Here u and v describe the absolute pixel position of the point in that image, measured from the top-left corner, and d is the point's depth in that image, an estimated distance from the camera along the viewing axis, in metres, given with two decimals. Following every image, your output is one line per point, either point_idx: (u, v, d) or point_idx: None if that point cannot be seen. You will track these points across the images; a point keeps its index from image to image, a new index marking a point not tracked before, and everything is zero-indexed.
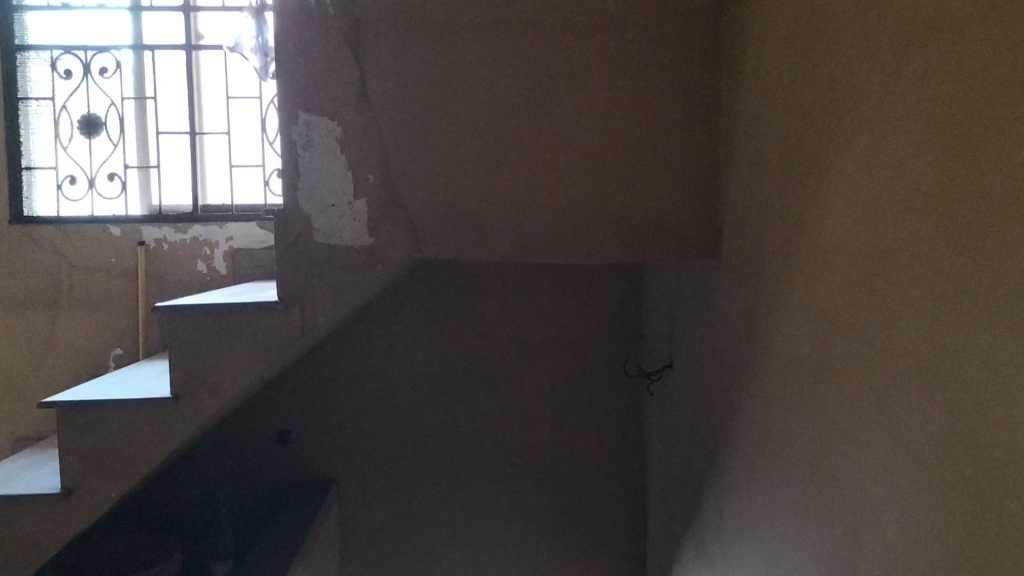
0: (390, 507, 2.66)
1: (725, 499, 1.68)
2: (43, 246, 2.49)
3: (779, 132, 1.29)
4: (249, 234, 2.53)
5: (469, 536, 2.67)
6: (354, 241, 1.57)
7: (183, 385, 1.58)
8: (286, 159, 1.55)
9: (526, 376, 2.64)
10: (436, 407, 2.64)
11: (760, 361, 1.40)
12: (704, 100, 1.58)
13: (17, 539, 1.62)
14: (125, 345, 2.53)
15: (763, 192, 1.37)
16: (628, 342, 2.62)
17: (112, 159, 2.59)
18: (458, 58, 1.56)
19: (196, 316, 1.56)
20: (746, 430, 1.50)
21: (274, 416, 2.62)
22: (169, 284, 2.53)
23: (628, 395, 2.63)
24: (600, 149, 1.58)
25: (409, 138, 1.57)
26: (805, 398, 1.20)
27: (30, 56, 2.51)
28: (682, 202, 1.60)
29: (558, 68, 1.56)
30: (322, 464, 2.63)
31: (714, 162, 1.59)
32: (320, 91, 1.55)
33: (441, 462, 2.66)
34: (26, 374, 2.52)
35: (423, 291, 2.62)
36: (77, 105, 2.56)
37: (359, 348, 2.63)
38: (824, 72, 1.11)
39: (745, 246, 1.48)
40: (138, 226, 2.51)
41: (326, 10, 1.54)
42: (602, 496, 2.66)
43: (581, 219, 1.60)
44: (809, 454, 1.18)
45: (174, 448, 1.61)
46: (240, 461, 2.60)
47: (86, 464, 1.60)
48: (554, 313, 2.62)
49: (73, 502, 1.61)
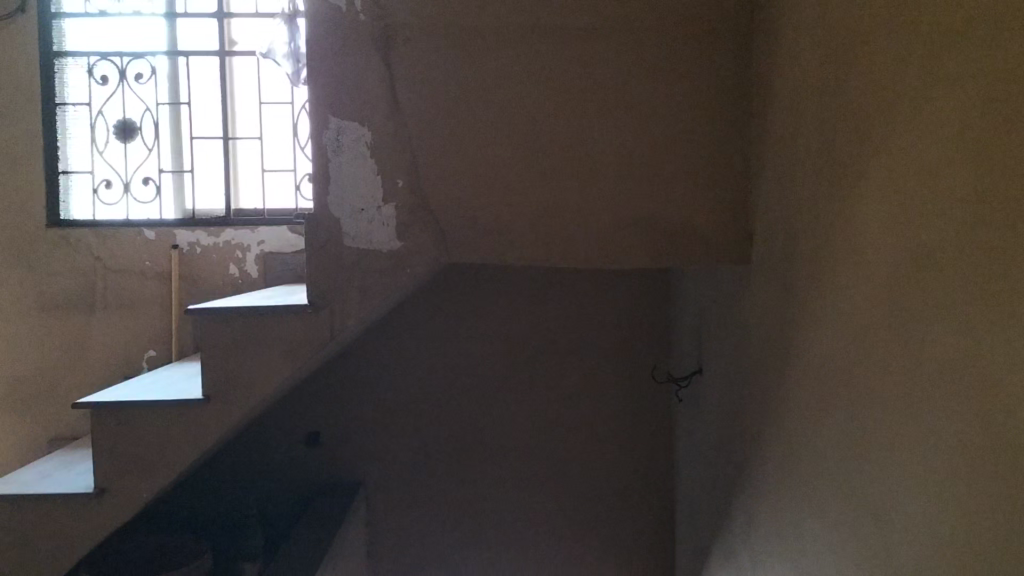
0: (417, 511, 2.66)
1: (754, 508, 1.66)
2: (80, 249, 2.54)
3: (810, 135, 1.28)
4: (280, 238, 2.56)
5: (496, 539, 2.67)
6: (383, 245, 1.58)
7: (215, 386, 1.60)
8: (316, 163, 1.56)
9: (554, 380, 2.64)
10: (465, 410, 2.65)
11: (790, 366, 1.39)
12: (735, 102, 1.56)
13: (51, 538, 1.65)
14: (159, 346, 2.57)
15: (793, 196, 1.36)
16: (656, 346, 2.62)
17: (147, 164, 2.62)
18: (488, 62, 1.56)
19: (227, 319, 1.57)
20: (776, 438, 1.49)
21: (303, 418, 2.64)
22: (202, 287, 2.56)
23: (657, 401, 2.62)
24: (629, 152, 1.57)
25: (438, 141, 1.58)
26: (835, 402, 1.18)
27: (68, 62, 2.57)
28: (711, 208, 1.59)
29: (585, 72, 1.56)
30: (350, 466, 2.65)
31: (744, 164, 1.58)
32: (350, 96, 1.56)
33: (468, 465, 2.66)
34: (62, 375, 2.56)
35: (451, 295, 2.63)
36: (112, 110, 2.60)
37: (387, 351, 2.64)
38: (855, 73, 1.10)
39: (775, 251, 1.47)
40: (172, 229, 2.55)
41: (357, 16, 1.56)
42: (630, 502, 2.64)
43: (608, 225, 1.59)
44: (838, 459, 1.17)
45: (205, 448, 1.63)
46: (269, 463, 2.63)
47: (120, 463, 1.63)
48: (583, 318, 2.62)
49: (106, 502, 1.63)
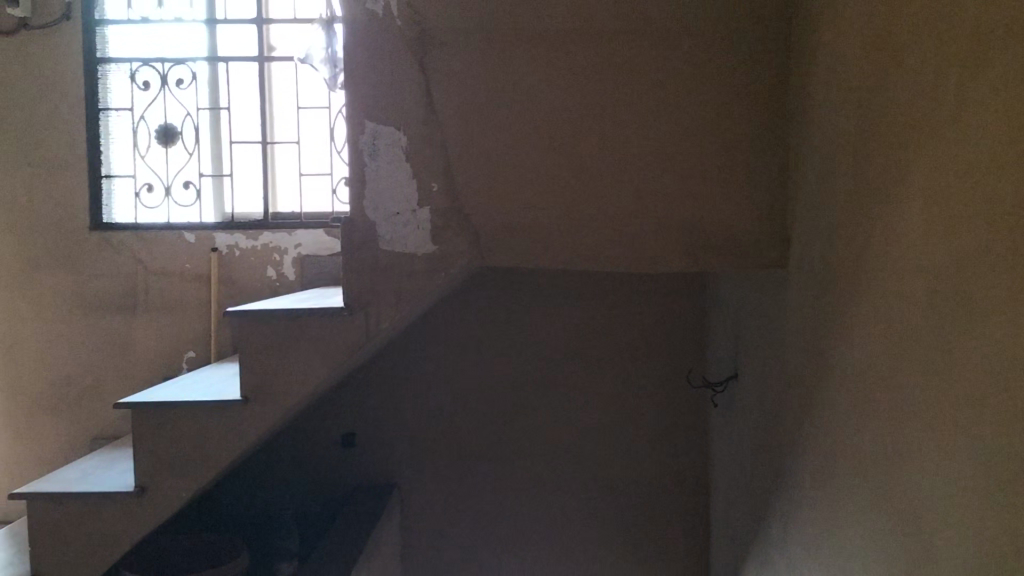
0: (451, 513, 2.67)
1: (790, 516, 1.64)
2: (122, 251, 2.59)
3: (849, 139, 1.25)
4: (317, 241, 2.58)
5: (529, 542, 2.66)
6: (417, 248, 1.59)
7: (252, 387, 1.62)
8: (353, 167, 1.58)
9: (588, 384, 2.63)
10: (499, 414, 2.65)
11: (827, 371, 1.37)
12: (773, 105, 1.54)
13: (93, 536, 1.67)
14: (198, 347, 2.61)
15: (830, 201, 1.34)
16: (692, 351, 2.60)
17: (188, 168, 2.66)
18: (523, 66, 1.56)
19: (263, 321, 1.59)
20: (812, 444, 1.47)
21: (339, 420, 2.66)
22: (240, 289, 2.60)
23: (691, 407, 2.60)
24: (664, 157, 1.56)
25: (473, 145, 1.58)
26: (874, 407, 1.16)
27: (111, 68, 2.62)
28: (747, 213, 1.57)
29: (619, 76, 1.55)
30: (384, 467, 2.66)
31: (783, 169, 1.56)
32: (386, 100, 1.57)
33: (501, 468, 2.66)
34: (105, 374, 2.62)
35: (486, 298, 2.63)
36: (154, 115, 2.65)
37: (422, 354, 2.65)
38: (895, 75, 1.08)
39: (813, 257, 1.45)
40: (211, 232, 2.58)
41: (393, 21, 1.56)
42: (665, 507, 2.63)
43: (642, 229, 1.58)
44: (876, 463, 1.15)
45: (242, 448, 1.65)
46: (305, 463, 2.66)
47: (160, 462, 1.65)
48: (618, 323, 2.61)
49: (146, 501, 1.66)
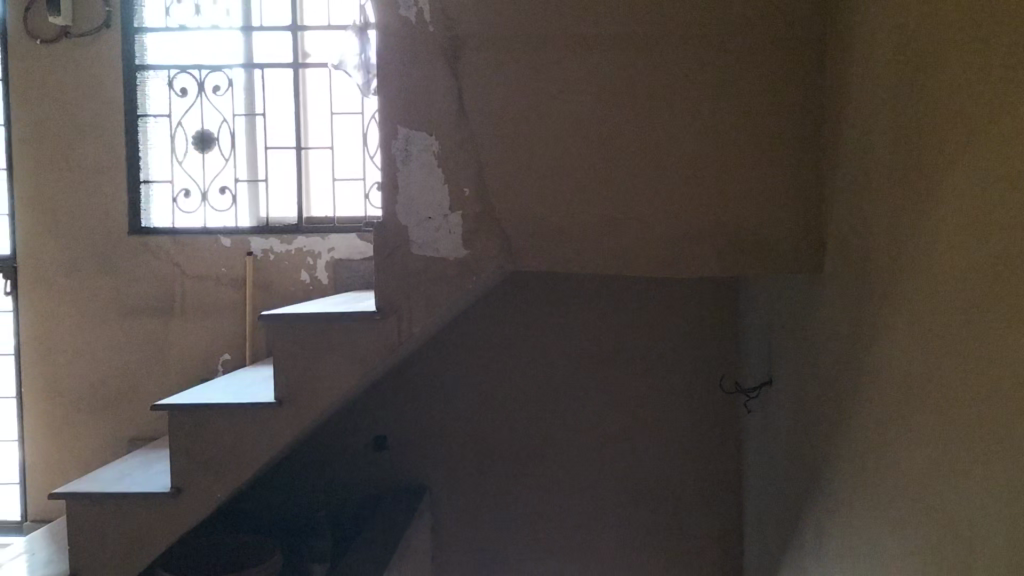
0: (482, 517, 2.67)
1: (823, 523, 1.63)
2: (160, 255, 2.64)
3: (885, 142, 1.24)
4: (350, 245, 2.60)
5: (560, 547, 2.66)
6: (450, 253, 1.59)
7: (286, 390, 1.63)
8: (385, 172, 1.59)
9: (620, 388, 2.62)
10: (530, 418, 2.65)
11: (862, 377, 1.35)
12: (807, 109, 1.53)
13: (129, 536, 1.70)
14: (233, 350, 2.64)
15: (864, 205, 1.33)
16: (724, 356, 2.58)
17: (224, 174, 2.69)
18: (554, 71, 1.57)
19: (297, 325, 1.61)
20: (846, 452, 1.45)
21: (370, 423, 2.67)
22: (274, 293, 2.63)
23: (724, 413, 2.58)
24: (698, 161, 1.56)
25: (503, 149, 1.59)
26: (909, 413, 1.15)
27: (149, 75, 2.67)
28: (782, 217, 1.56)
29: (651, 79, 1.55)
30: (416, 471, 2.67)
31: (817, 173, 1.55)
32: (418, 106, 1.58)
33: (532, 472, 2.65)
34: (142, 376, 2.66)
35: (517, 302, 2.63)
36: (191, 122, 2.69)
37: (454, 358, 2.66)
38: (931, 76, 1.07)
39: (847, 262, 1.43)
40: (247, 236, 2.62)
41: (426, 27, 1.58)
42: (697, 512, 2.61)
43: (676, 233, 1.58)
44: (911, 471, 1.13)
45: (276, 450, 1.67)
46: (338, 465, 2.68)
47: (195, 463, 1.68)
48: (650, 328, 2.60)
49: (182, 502, 1.68)
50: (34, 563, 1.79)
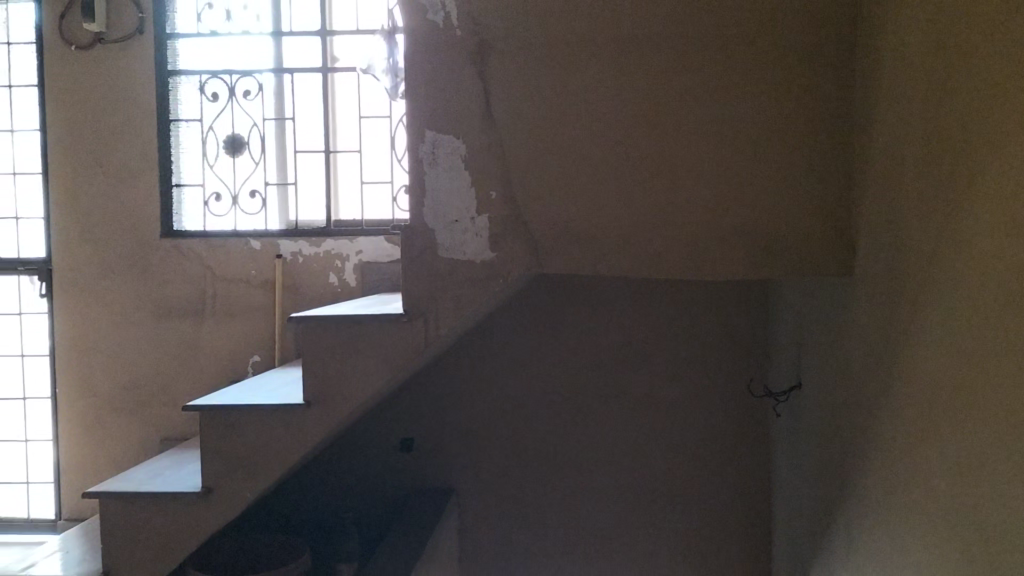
0: (509, 519, 2.67)
1: (853, 528, 1.61)
2: (191, 258, 2.67)
3: (915, 142, 1.23)
4: (378, 248, 2.62)
5: (587, 549, 2.65)
6: (476, 255, 1.60)
7: (314, 392, 1.65)
8: (412, 175, 1.60)
9: (646, 391, 2.61)
10: (557, 420, 2.64)
11: (893, 380, 1.34)
12: (837, 108, 1.52)
13: (161, 535, 1.72)
14: (262, 352, 2.67)
15: (894, 206, 1.31)
16: (752, 360, 2.57)
17: (254, 177, 2.72)
18: (581, 75, 1.57)
19: (325, 327, 1.62)
20: (876, 456, 1.44)
21: (398, 424, 2.69)
22: (303, 295, 2.65)
23: (753, 416, 2.57)
24: (725, 160, 1.55)
25: (530, 151, 1.59)
26: (940, 416, 1.13)
27: (181, 80, 2.70)
28: (810, 218, 1.55)
29: (678, 81, 1.55)
30: (442, 473, 2.68)
31: (847, 172, 1.54)
32: (445, 110, 1.59)
33: (559, 475, 2.65)
34: (174, 377, 2.70)
35: (544, 305, 2.63)
36: (222, 126, 2.72)
37: (480, 360, 2.66)
38: (962, 75, 1.06)
39: (877, 263, 1.42)
40: (276, 239, 2.65)
41: (453, 31, 1.58)
42: (725, 516, 2.59)
43: (702, 235, 1.57)
44: (942, 476, 1.12)
45: (304, 451, 1.68)
46: (365, 467, 2.69)
47: (225, 464, 1.70)
48: (677, 330, 2.59)
49: (213, 501, 1.70)
50: (68, 561, 1.83)
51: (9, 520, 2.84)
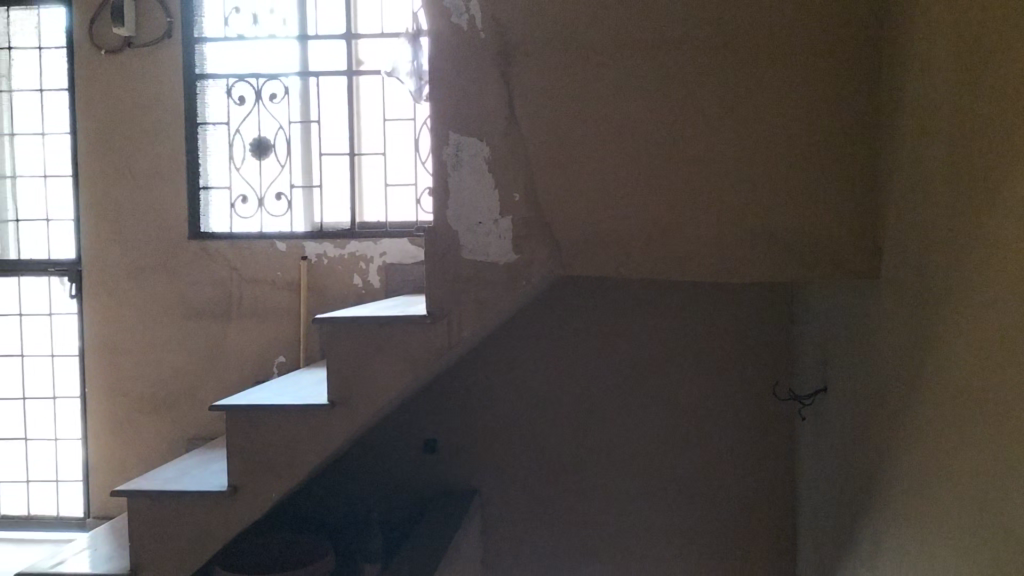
0: (532, 521, 2.68)
1: (879, 533, 1.60)
2: (218, 260, 2.70)
3: (942, 142, 1.22)
4: (402, 250, 2.64)
5: (609, 552, 2.65)
6: (500, 258, 1.60)
7: (338, 392, 1.66)
8: (436, 177, 1.60)
9: (669, 394, 2.60)
10: (580, 422, 2.64)
11: (919, 384, 1.32)
12: (863, 108, 1.51)
13: (186, 533, 1.74)
14: (288, 353, 2.69)
15: (921, 207, 1.30)
16: (777, 363, 2.55)
17: (280, 179, 2.75)
18: (604, 77, 1.57)
19: (349, 328, 1.63)
20: (902, 460, 1.42)
21: (422, 425, 2.70)
22: (327, 296, 2.67)
23: (777, 419, 2.55)
24: (750, 160, 1.54)
25: (554, 154, 1.59)
26: (967, 420, 1.12)
27: (208, 84, 2.73)
28: (836, 219, 1.54)
29: (702, 84, 1.54)
30: (466, 474, 2.69)
31: (874, 173, 1.53)
32: (469, 113, 1.60)
33: (582, 477, 2.65)
34: (200, 378, 2.73)
35: (567, 306, 2.63)
36: (249, 129, 2.75)
37: (503, 362, 2.66)
38: (989, 75, 1.05)
39: (903, 266, 1.41)
40: (301, 241, 2.67)
41: (477, 34, 1.59)
42: (749, 519, 2.58)
43: (726, 237, 1.57)
44: (969, 480, 1.11)
45: (328, 452, 1.69)
46: (389, 467, 2.71)
47: (251, 463, 1.71)
48: (701, 333, 2.58)
49: (238, 500, 1.72)
50: (97, 558, 1.85)
51: (39, 517, 2.88)
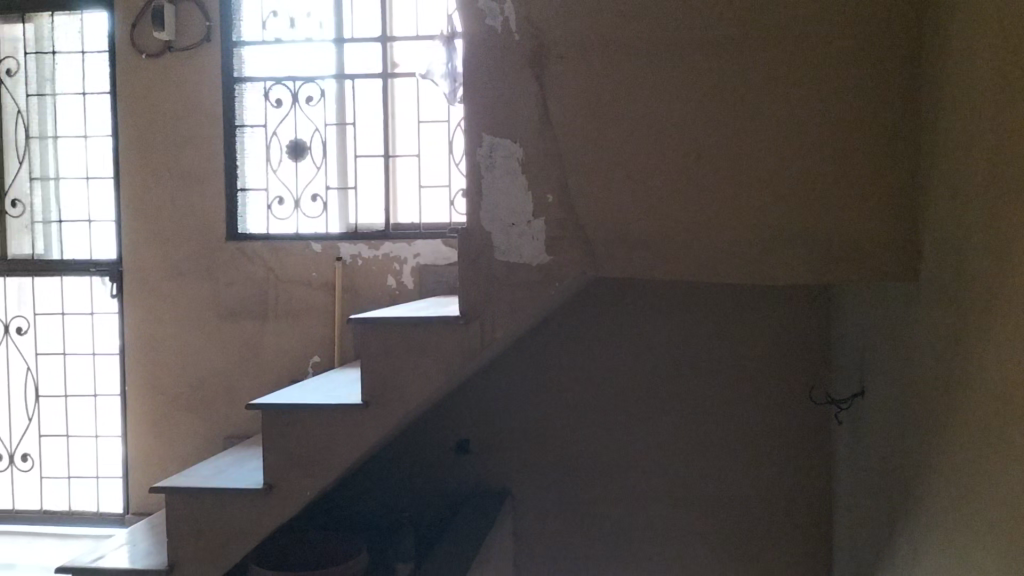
0: (564, 523, 2.67)
1: (917, 540, 1.57)
2: (255, 260, 2.74)
3: (984, 144, 1.20)
4: (435, 251, 2.65)
5: (642, 555, 2.64)
6: (533, 259, 1.61)
7: (372, 392, 1.67)
8: (470, 178, 1.61)
9: (702, 396, 2.58)
10: (613, 425, 2.63)
11: (959, 389, 1.30)
12: (903, 109, 1.50)
13: (223, 530, 1.77)
14: (323, 353, 2.72)
15: (961, 210, 1.28)
16: (813, 366, 2.52)
17: (316, 181, 2.78)
18: (639, 78, 1.57)
19: (382, 329, 1.65)
20: (940, 466, 1.41)
21: (454, 426, 2.71)
22: (362, 297, 2.69)
23: (813, 424, 2.52)
24: (786, 161, 1.53)
25: (586, 156, 1.59)
26: (1008, 426, 1.10)
27: (246, 87, 2.77)
28: (874, 222, 1.53)
29: (738, 84, 1.53)
30: (498, 475, 2.69)
31: (913, 175, 1.51)
32: (503, 114, 1.60)
33: (615, 479, 2.64)
34: (237, 376, 2.77)
35: (600, 308, 2.63)
36: (285, 131, 2.78)
37: (536, 363, 2.66)
38: None
39: (944, 271, 1.39)
40: (336, 242, 2.69)
41: (512, 36, 1.59)
42: (783, 524, 2.56)
43: (761, 238, 1.55)
44: (1010, 488, 1.09)
45: (362, 451, 1.71)
46: (422, 468, 2.72)
47: (286, 462, 1.74)
48: (736, 335, 2.56)
49: (273, 498, 1.74)
50: (135, 554, 1.89)
51: (80, 513, 2.94)
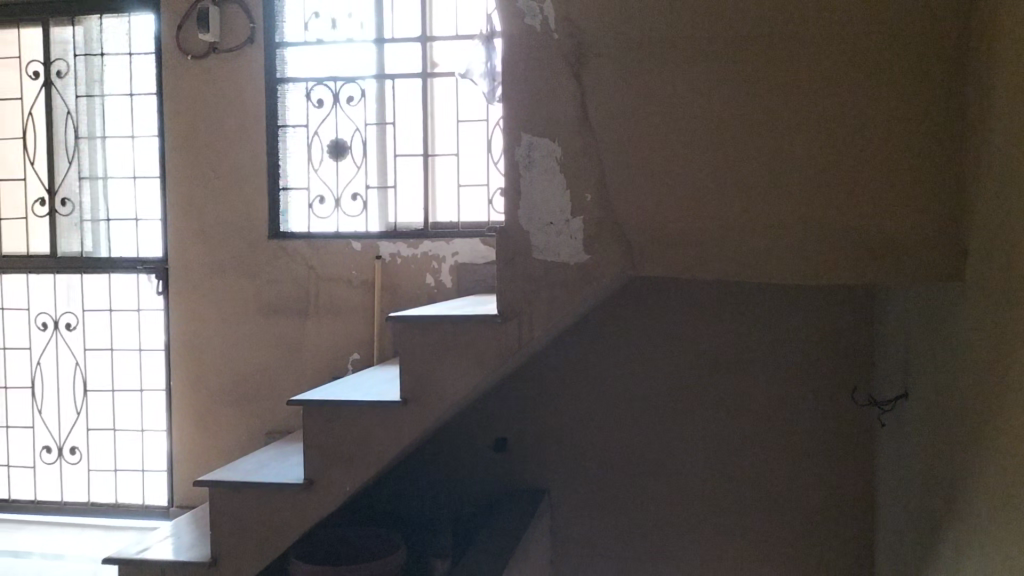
0: (601, 522, 2.67)
1: (961, 545, 1.54)
2: (296, 258, 2.78)
3: None
4: (474, 250, 2.66)
5: (679, 556, 2.63)
6: (571, 258, 1.61)
7: (410, 390, 1.69)
8: (509, 177, 1.62)
9: (742, 397, 2.56)
10: (651, 424, 2.62)
11: (1005, 393, 1.28)
12: (947, 107, 1.47)
13: (264, 524, 1.80)
14: (362, 350, 2.75)
15: (1007, 210, 1.26)
16: (855, 368, 2.49)
17: (356, 181, 2.80)
18: (678, 77, 1.56)
19: (421, 327, 1.66)
20: (985, 471, 1.38)
21: (492, 424, 2.72)
22: (401, 295, 2.72)
23: (855, 426, 2.49)
24: (825, 159, 1.51)
25: (625, 155, 1.59)
26: None
27: (289, 88, 2.81)
28: (916, 222, 1.50)
29: (779, 82, 1.52)
30: (535, 473, 2.70)
31: (956, 174, 1.48)
32: (542, 113, 1.60)
33: (653, 479, 2.63)
34: (278, 373, 2.81)
35: (639, 307, 2.61)
36: (327, 131, 2.82)
37: (573, 362, 2.66)
38: None
39: (989, 272, 1.36)
40: (376, 241, 2.72)
41: (550, 35, 1.59)
42: (824, 526, 2.52)
43: (800, 237, 1.54)
44: None
45: (400, 448, 1.73)
46: (459, 466, 2.74)
47: (325, 458, 1.76)
48: (776, 335, 2.54)
49: (313, 494, 1.77)
50: (179, 546, 1.93)
51: (126, 505, 3.01)
